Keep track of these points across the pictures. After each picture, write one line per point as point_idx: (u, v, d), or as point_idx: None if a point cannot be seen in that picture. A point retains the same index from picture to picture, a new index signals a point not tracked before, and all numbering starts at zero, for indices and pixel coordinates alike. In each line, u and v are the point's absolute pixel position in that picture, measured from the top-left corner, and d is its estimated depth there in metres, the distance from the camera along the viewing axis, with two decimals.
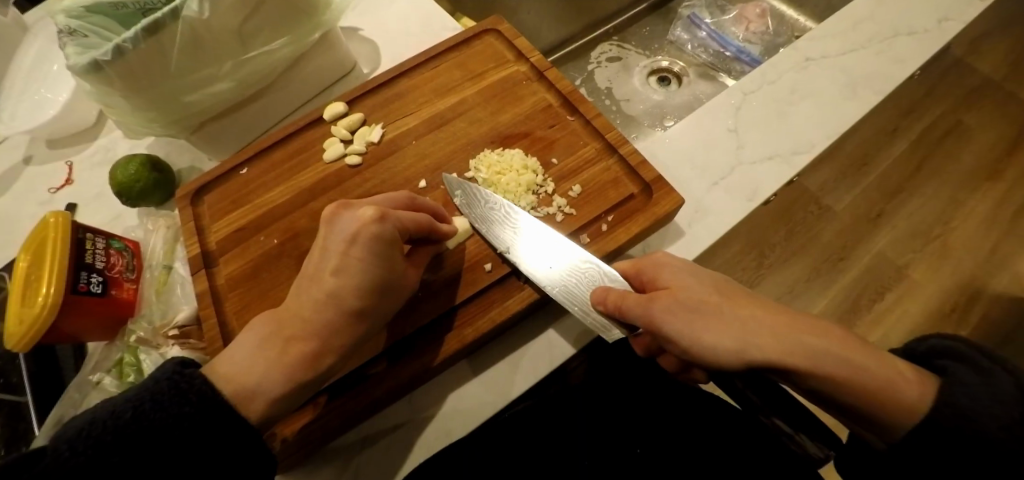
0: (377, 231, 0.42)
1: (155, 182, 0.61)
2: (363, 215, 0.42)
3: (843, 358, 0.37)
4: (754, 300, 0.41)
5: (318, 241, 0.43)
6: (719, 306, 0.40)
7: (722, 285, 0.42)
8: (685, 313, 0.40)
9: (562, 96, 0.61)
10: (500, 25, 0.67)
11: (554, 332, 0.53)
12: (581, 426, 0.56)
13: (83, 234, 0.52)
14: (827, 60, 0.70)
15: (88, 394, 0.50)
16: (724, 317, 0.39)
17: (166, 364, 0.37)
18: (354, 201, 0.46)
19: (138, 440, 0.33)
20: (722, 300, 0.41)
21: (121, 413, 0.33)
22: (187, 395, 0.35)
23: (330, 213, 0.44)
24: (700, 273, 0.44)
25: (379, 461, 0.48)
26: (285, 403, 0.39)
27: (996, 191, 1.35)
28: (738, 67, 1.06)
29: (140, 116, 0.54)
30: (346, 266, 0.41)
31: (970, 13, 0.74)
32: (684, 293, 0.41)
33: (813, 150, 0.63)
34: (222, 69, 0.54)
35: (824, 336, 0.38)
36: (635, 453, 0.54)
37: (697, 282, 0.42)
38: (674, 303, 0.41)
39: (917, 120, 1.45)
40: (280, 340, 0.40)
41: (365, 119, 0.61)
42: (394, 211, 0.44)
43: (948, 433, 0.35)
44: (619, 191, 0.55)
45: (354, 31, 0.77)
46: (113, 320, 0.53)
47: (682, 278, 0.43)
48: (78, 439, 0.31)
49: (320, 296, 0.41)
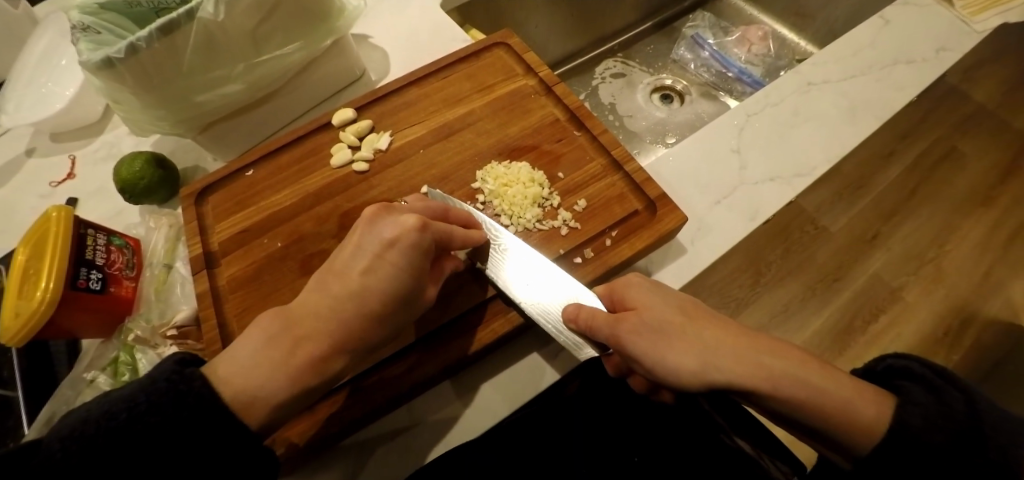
0: (416, 240, 0.43)
1: (160, 180, 0.60)
2: (405, 222, 0.43)
3: (801, 379, 0.37)
4: (723, 318, 0.43)
5: (354, 236, 0.44)
6: (689, 325, 0.41)
7: (691, 304, 0.44)
8: (655, 329, 0.41)
9: (569, 111, 0.62)
10: (510, 39, 0.68)
11: (538, 356, 0.53)
12: (576, 439, 0.52)
13: (85, 229, 0.51)
14: (828, 85, 0.71)
15: (81, 392, 0.50)
16: (691, 334, 0.41)
17: (165, 362, 0.37)
18: (395, 206, 0.47)
19: (131, 442, 0.33)
20: (689, 318, 0.42)
21: (116, 413, 0.33)
22: (185, 397, 0.35)
23: (372, 214, 0.45)
24: (671, 291, 0.45)
25: (375, 469, 0.47)
26: (287, 407, 0.38)
27: (988, 217, 1.37)
28: (739, 88, 1.08)
29: (149, 114, 0.54)
30: (378, 265, 0.41)
31: (967, 44, 0.75)
32: (653, 310, 0.43)
33: (814, 173, 0.64)
34: (234, 71, 0.54)
35: (786, 355, 0.39)
36: (634, 461, 0.52)
37: (663, 302, 0.44)
38: (642, 319, 0.42)
39: (913, 145, 1.47)
40: (289, 340, 0.39)
41: (373, 126, 0.62)
42: (433, 222, 0.45)
43: (903, 448, 0.34)
44: (624, 207, 0.56)
45: (364, 39, 0.78)
46: (111, 316, 0.52)
47: (653, 293, 0.45)
48: (70, 440, 0.32)
49: (343, 290, 0.41)
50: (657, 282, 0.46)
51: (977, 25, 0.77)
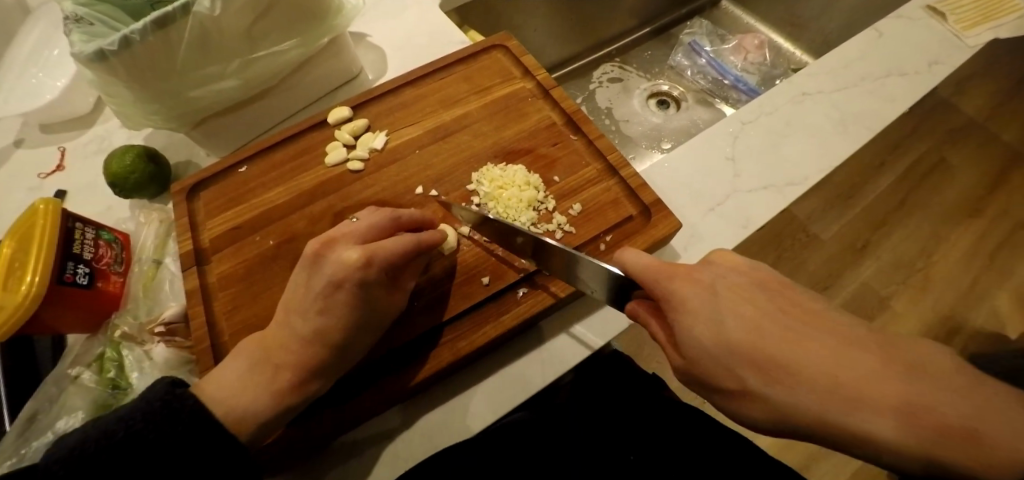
0: (361, 277, 0.42)
1: (151, 175, 0.60)
2: (346, 260, 0.42)
3: (911, 444, 0.27)
4: (810, 320, 0.32)
5: (303, 279, 0.44)
6: (764, 359, 0.31)
7: (764, 312, 0.33)
8: (719, 367, 0.32)
9: (566, 115, 0.62)
10: (508, 42, 0.68)
11: (568, 337, 0.53)
12: (574, 438, 0.52)
13: (73, 223, 0.51)
14: (823, 95, 0.72)
15: (65, 388, 0.49)
16: (763, 372, 0.31)
17: (157, 384, 0.39)
18: (338, 235, 0.45)
19: (131, 457, 0.36)
20: (762, 345, 0.31)
21: (114, 431, 0.36)
22: (179, 414, 0.38)
23: (313, 254, 0.44)
24: (736, 293, 0.34)
25: (361, 472, 0.47)
26: (275, 424, 0.41)
27: (976, 227, 1.39)
28: (735, 95, 1.09)
29: (141, 108, 0.53)
30: (332, 306, 0.42)
31: (959, 58, 0.76)
32: (712, 338, 0.33)
33: (807, 183, 0.64)
34: (229, 67, 0.54)
35: (903, 372, 0.28)
36: (629, 459, 0.50)
37: (708, 331, 0.33)
38: (702, 353, 0.33)
39: (903, 155, 1.49)
40: (270, 367, 0.41)
41: (369, 126, 0.62)
42: (380, 248, 0.43)
43: None
44: (618, 212, 0.56)
45: (362, 37, 0.78)
46: (97, 313, 0.52)
47: (709, 309, 0.34)
48: (70, 457, 0.35)
49: (307, 331, 0.42)
50: (715, 281, 0.35)
51: (970, 39, 0.78)
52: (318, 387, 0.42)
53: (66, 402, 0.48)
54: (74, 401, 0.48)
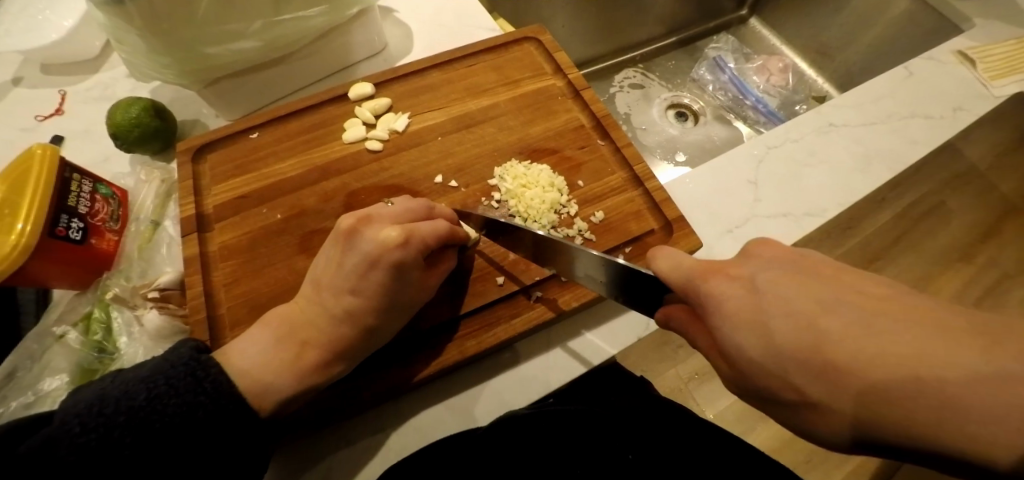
0: (399, 257, 0.41)
1: (155, 130, 0.57)
2: (386, 238, 0.41)
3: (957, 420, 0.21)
4: (891, 306, 0.25)
5: (335, 255, 0.43)
6: (829, 369, 0.25)
7: (820, 302, 0.26)
8: (771, 376, 0.27)
9: (595, 118, 0.60)
10: (541, 36, 0.66)
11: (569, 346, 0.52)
12: (573, 442, 0.48)
13: (70, 173, 0.48)
14: (849, 130, 0.71)
15: (48, 346, 0.47)
16: (818, 378, 0.25)
17: (181, 348, 0.38)
18: (375, 214, 0.44)
19: (148, 424, 0.33)
20: (819, 347, 0.25)
21: (135, 394, 0.34)
22: (201, 383, 0.36)
23: (347, 229, 0.43)
24: (782, 283, 0.28)
25: (351, 461, 0.46)
26: (292, 404, 0.40)
27: (966, 272, 1.40)
28: (753, 115, 1.08)
29: (154, 60, 0.50)
30: (359, 291, 0.41)
31: (982, 109, 0.75)
32: (757, 345, 0.27)
33: (825, 215, 0.64)
34: (251, 27, 0.52)
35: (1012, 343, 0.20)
36: (627, 459, 0.47)
37: (755, 328, 0.28)
38: (750, 361, 0.28)
39: (903, 194, 1.50)
40: (294, 345, 0.40)
41: (391, 105, 0.59)
42: (419, 230, 0.43)
43: None
44: (640, 225, 0.54)
45: (389, 12, 0.75)
46: (88, 269, 0.49)
47: (794, 319, 0.26)
48: (89, 416, 0.32)
49: (338, 309, 0.41)
50: (755, 274, 0.29)
51: (995, 90, 0.77)
52: (336, 374, 0.41)
53: (48, 359, 0.46)
54: (56, 361, 0.46)
